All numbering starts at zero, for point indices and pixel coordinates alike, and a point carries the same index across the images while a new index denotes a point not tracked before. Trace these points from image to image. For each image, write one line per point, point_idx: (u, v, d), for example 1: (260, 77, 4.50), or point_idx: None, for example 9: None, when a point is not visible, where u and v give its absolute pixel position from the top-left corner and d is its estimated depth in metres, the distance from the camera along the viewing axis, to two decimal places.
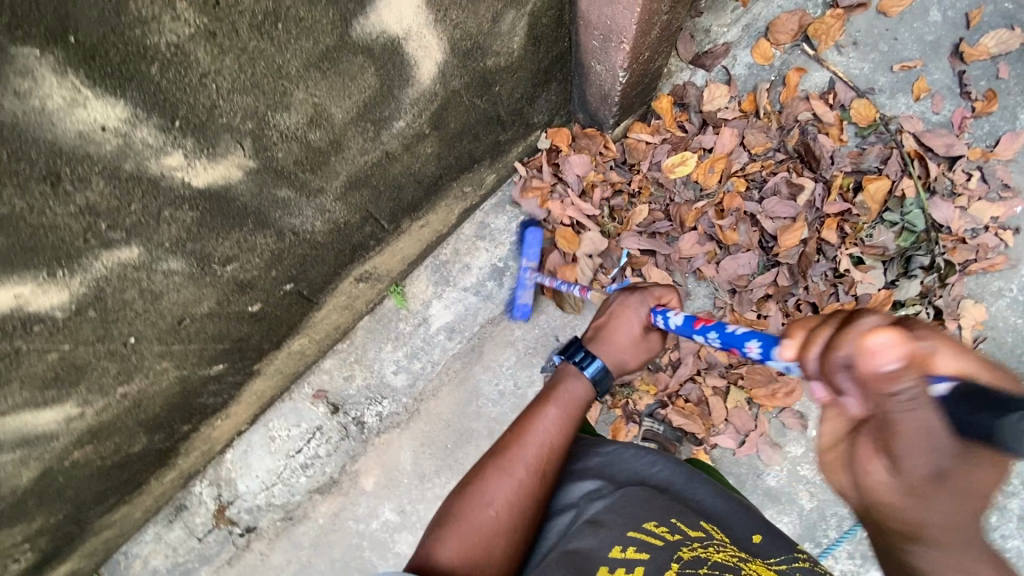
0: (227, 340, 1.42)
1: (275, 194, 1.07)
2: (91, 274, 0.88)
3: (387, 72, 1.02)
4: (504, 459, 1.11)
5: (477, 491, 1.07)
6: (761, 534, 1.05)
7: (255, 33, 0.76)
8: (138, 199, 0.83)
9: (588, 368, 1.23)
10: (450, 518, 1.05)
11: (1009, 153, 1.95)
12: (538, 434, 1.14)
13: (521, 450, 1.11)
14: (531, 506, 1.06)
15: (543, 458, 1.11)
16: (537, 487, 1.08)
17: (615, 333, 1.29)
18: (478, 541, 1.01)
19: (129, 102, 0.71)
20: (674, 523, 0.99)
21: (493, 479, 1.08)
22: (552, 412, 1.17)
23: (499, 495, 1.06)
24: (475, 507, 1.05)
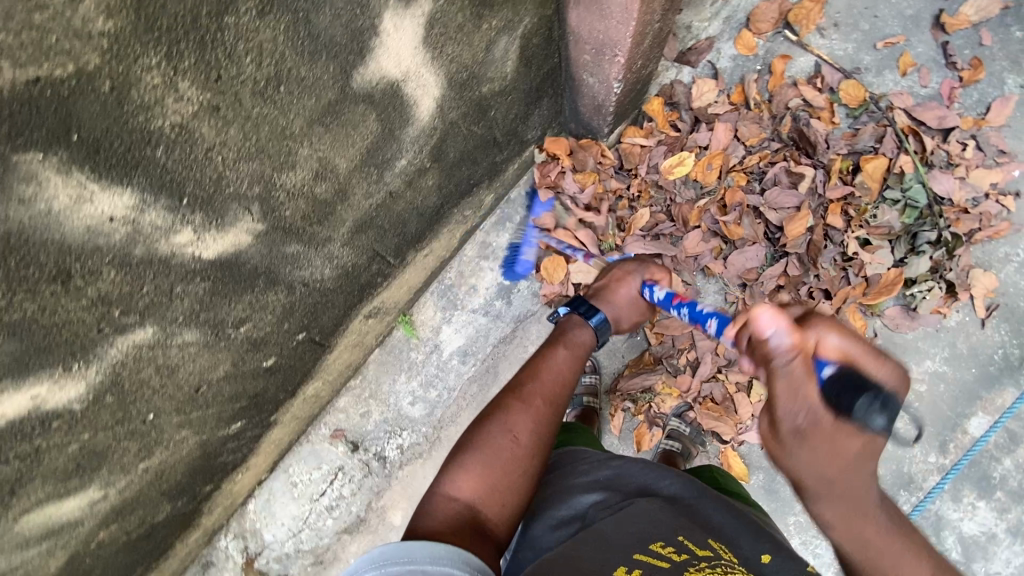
0: (244, 398, 1.37)
1: (285, 251, 1.04)
2: (107, 361, 0.84)
3: (388, 115, 0.99)
4: (518, 396, 1.13)
5: (494, 423, 1.08)
6: (772, 555, 0.93)
7: (258, 100, 0.73)
8: (150, 281, 0.79)
9: (592, 319, 1.29)
10: (470, 447, 1.05)
11: (1001, 119, 1.96)
12: (552, 370, 1.18)
13: (536, 386, 1.15)
14: (548, 435, 1.09)
15: (557, 392, 1.16)
16: (552, 419, 1.12)
17: (616, 293, 1.35)
18: (499, 469, 1.02)
19: (135, 189, 0.68)
20: (682, 541, 0.90)
21: (513, 412, 1.10)
22: (563, 351, 1.23)
23: (516, 425, 1.08)
24: (495, 435, 1.06)
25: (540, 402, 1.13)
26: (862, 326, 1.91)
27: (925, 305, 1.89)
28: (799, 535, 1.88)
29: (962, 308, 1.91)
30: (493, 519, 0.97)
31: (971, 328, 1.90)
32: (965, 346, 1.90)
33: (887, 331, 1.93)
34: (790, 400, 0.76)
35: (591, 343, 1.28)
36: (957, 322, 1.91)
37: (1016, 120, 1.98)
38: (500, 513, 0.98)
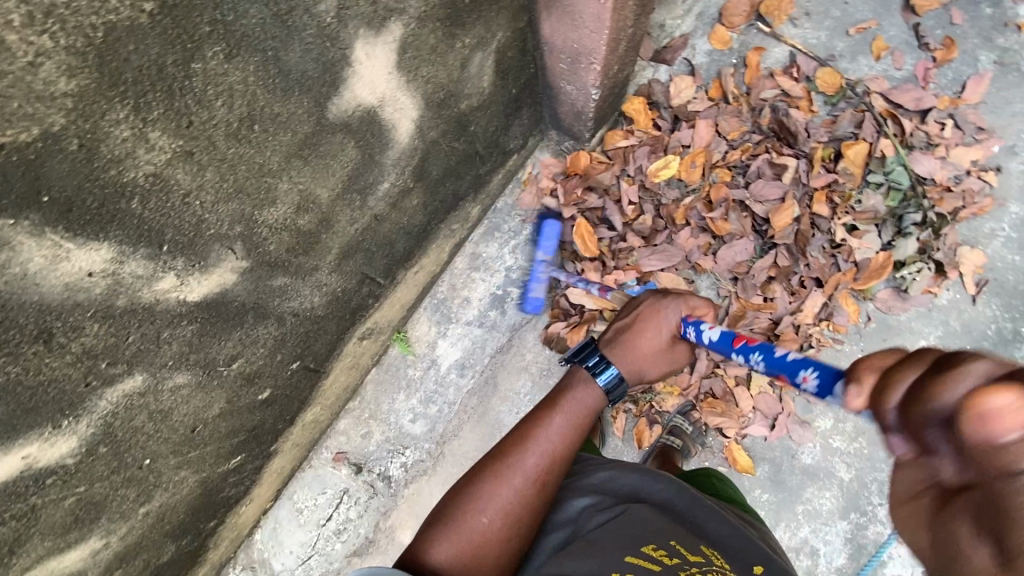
0: (241, 432, 1.36)
1: (272, 284, 1.02)
2: (97, 413, 0.83)
3: (367, 142, 0.98)
4: (500, 465, 0.98)
5: (472, 497, 0.95)
6: (764, 565, 0.91)
7: (232, 142, 0.72)
8: (136, 330, 0.78)
9: (601, 376, 1.06)
10: (443, 523, 0.94)
11: (976, 96, 1.98)
12: (542, 441, 1.00)
13: (522, 457, 0.98)
14: (528, 518, 0.95)
15: (546, 469, 0.98)
16: (536, 501, 0.96)
17: (640, 337, 1.09)
18: (471, 550, 0.91)
19: (112, 242, 0.66)
20: (674, 545, 0.88)
21: (493, 485, 0.96)
22: (559, 420, 1.02)
23: (495, 502, 0.95)
24: (471, 511, 0.94)
25: (520, 479, 0.96)
26: (855, 311, 1.91)
27: (916, 286, 1.90)
28: (808, 524, 1.88)
29: (952, 286, 1.93)
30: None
31: (962, 306, 1.92)
32: (957, 324, 1.92)
33: (881, 314, 1.93)
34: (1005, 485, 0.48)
35: (596, 405, 1.05)
36: (948, 300, 1.92)
37: (991, 97, 2.00)
38: None
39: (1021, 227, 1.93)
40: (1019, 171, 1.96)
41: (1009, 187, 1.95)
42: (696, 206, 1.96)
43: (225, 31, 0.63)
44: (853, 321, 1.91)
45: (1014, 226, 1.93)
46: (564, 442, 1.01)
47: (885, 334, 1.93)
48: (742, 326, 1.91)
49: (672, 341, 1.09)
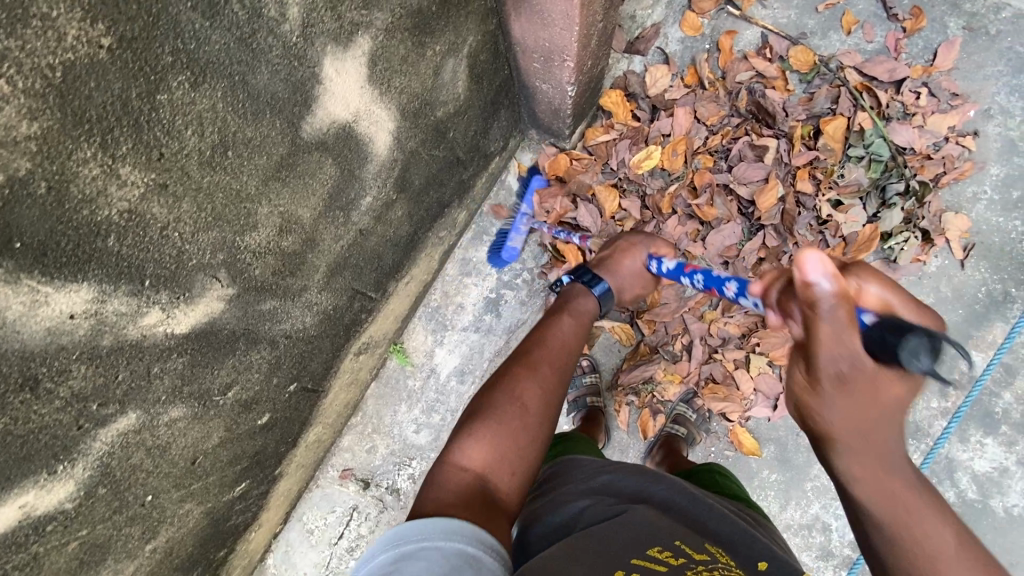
0: (244, 459, 1.34)
1: (261, 308, 1.01)
2: (93, 454, 0.82)
3: (345, 158, 0.97)
4: (526, 361, 1.08)
5: (505, 388, 1.02)
6: (769, 562, 0.90)
7: (206, 170, 0.71)
8: (124, 368, 0.77)
9: (596, 289, 1.24)
10: (479, 414, 0.98)
11: (949, 63, 1.99)
12: (558, 337, 1.14)
13: (543, 351, 1.10)
14: (555, 402, 1.04)
15: (564, 360, 1.11)
16: (560, 385, 1.07)
17: (621, 263, 1.29)
18: (510, 433, 0.95)
19: (92, 282, 0.65)
20: (679, 545, 0.87)
21: (522, 376, 1.04)
22: (569, 321, 1.18)
23: (527, 389, 1.02)
24: (505, 400, 1.00)
25: (547, 369, 1.07)
26: None
27: (905, 256, 1.91)
28: (818, 500, 1.89)
29: (939, 252, 1.94)
30: (500, 493, 0.89)
31: (951, 271, 1.93)
32: (948, 289, 1.93)
33: None
34: (834, 346, 0.69)
35: (594, 313, 1.23)
36: (937, 267, 1.94)
37: (963, 62, 2.01)
38: (509, 483, 0.91)
39: (1002, 189, 1.95)
40: (996, 133, 1.97)
41: (987, 150, 1.97)
42: (682, 193, 1.97)
43: (189, 60, 0.62)
44: None
45: (996, 188, 1.95)
46: (576, 340, 1.16)
47: None
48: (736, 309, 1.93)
49: (644, 268, 1.31)
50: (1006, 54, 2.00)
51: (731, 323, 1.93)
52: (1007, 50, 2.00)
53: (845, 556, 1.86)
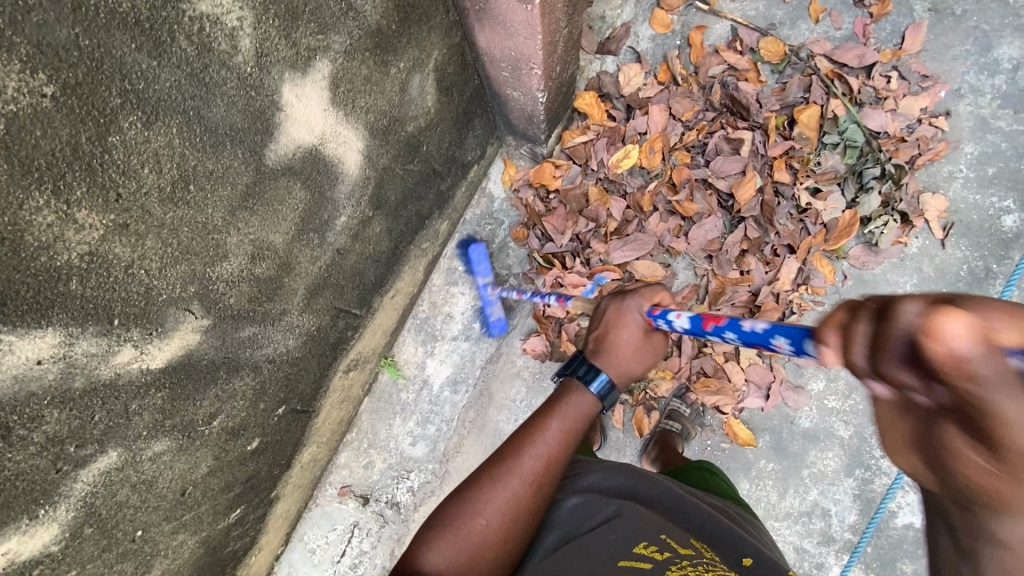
0: (236, 485, 1.34)
1: (240, 335, 1.01)
2: (76, 495, 0.81)
3: (315, 181, 0.97)
4: (497, 468, 0.95)
5: (469, 497, 0.92)
6: (754, 558, 0.92)
7: (168, 206, 0.71)
8: (101, 407, 0.77)
9: (593, 384, 1.01)
10: (440, 526, 0.91)
11: (917, 45, 2.01)
12: (535, 445, 0.96)
13: (518, 461, 0.95)
14: (524, 521, 0.92)
15: (544, 473, 0.95)
16: (533, 502, 0.93)
17: (616, 343, 1.04)
18: (467, 551, 0.88)
19: (57, 326, 0.65)
20: (664, 540, 0.90)
21: (491, 488, 0.92)
22: (556, 424, 0.98)
23: (493, 503, 0.91)
24: (467, 512, 0.91)
25: (518, 483, 0.93)
26: (831, 271, 1.93)
27: (885, 239, 1.93)
28: (816, 486, 1.90)
29: (920, 233, 1.96)
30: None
31: (932, 251, 1.95)
32: (930, 269, 1.95)
33: (855, 270, 1.96)
34: None
35: (591, 411, 1.01)
36: (918, 248, 1.96)
37: (930, 44, 2.03)
38: None
39: (978, 167, 1.97)
40: (968, 112, 1.99)
41: (960, 129, 1.99)
42: (662, 190, 1.97)
43: (138, 100, 0.62)
44: (830, 281, 1.93)
45: (971, 166, 1.97)
46: (565, 448, 0.97)
47: (862, 289, 1.96)
48: (723, 302, 1.93)
49: (647, 333, 1.05)
50: (972, 34, 2.02)
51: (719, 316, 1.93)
52: (973, 30, 2.02)
53: (847, 540, 1.87)
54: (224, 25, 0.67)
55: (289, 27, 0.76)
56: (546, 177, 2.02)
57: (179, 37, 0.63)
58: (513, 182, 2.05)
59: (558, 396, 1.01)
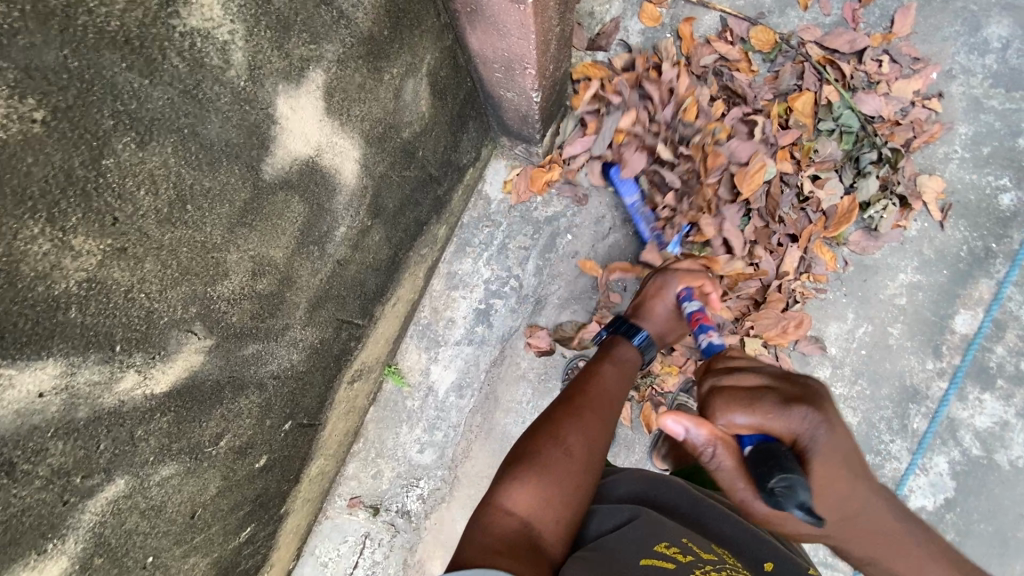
0: (246, 504, 1.32)
1: (244, 353, 0.99)
2: (84, 526, 0.79)
3: (312, 193, 0.96)
4: (573, 405, 1.04)
5: (553, 431, 0.98)
6: (774, 562, 0.92)
7: (166, 227, 0.69)
8: (105, 435, 0.75)
9: (635, 338, 1.27)
10: (525, 460, 0.94)
11: (907, 28, 2.01)
12: (600, 385, 1.10)
13: (588, 399, 1.06)
14: (602, 451, 0.99)
15: (611, 407, 1.07)
16: (606, 436, 1.02)
17: (654, 311, 1.31)
18: (559, 479, 0.92)
19: (58, 356, 0.63)
20: (686, 544, 0.89)
21: (569, 423, 1.00)
22: (608, 368, 1.17)
23: (577, 435, 0.98)
24: (553, 444, 0.96)
25: (594, 414, 1.03)
26: (831, 258, 1.94)
27: (885, 223, 1.92)
28: None
29: (918, 216, 1.96)
30: (545, 545, 0.85)
31: (932, 233, 1.95)
32: (930, 251, 1.95)
33: (856, 256, 1.96)
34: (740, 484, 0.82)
35: (637, 361, 1.24)
36: (917, 231, 1.95)
37: (920, 26, 2.03)
38: (556, 531, 0.88)
39: (973, 147, 1.97)
40: (960, 93, 1.99)
41: (954, 110, 1.99)
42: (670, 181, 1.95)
43: (131, 120, 0.60)
44: (830, 268, 1.94)
45: (966, 146, 1.97)
46: (622, 390, 1.13)
47: (864, 274, 1.96)
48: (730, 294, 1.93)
49: (677, 310, 1.30)
50: (961, 14, 2.02)
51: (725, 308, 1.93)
52: (962, 10, 2.02)
53: None
54: (216, 40, 0.65)
55: (281, 38, 0.74)
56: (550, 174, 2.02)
57: (170, 54, 0.61)
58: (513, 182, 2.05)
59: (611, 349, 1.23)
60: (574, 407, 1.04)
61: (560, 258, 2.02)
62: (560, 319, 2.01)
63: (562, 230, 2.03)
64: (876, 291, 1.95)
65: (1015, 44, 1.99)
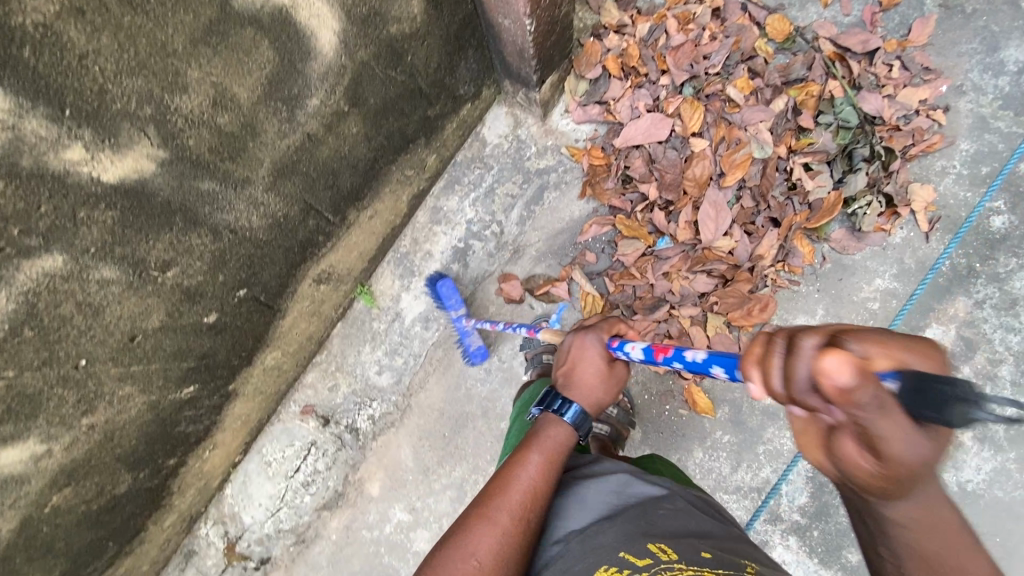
0: (192, 357, 1.40)
1: (198, 186, 1.08)
2: (18, 286, 0.91)
3: (283, 44, 1.05)
4: (485, 508, 1.04)
5: (461, 542, 0.99)
6: (713, 550, 0.94)
7: (126, 9, 0.82)
8: (47, 199, 0.88)
9: (567, 414, 1.18)
10: (431, 573, 0.98)
11: (923, 38, 2.00)
12: (522, 476, 1.08)
13: (505, 497, 1.04)
14: (515, 554, 0.99)
15: (529, 503, 1.04)
16: (520, 538, 1.01)
17: (583, 377, 1.23)
18: None
19: (7, 89, 0.77)
20: (623, 556, 0.92)
21: (476, 528, 1.00)
22: (537, 456, 1.11)
23: (484, 545, 0.99)
24: (458, 560, 0.98)
25: (506, 520, 1.01)
26: (809, 252, 1.93)
27: (867, 223, 1.92)
28: (770, 464, 1.93)
29: (905, 224, 1.95)
30: None
31: (915, 243, 1.94)
32: (911, 261, 1.94)
33: (835, 254, 1.96)
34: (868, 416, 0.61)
35: (568, 439, 1.16)
36: (902, 239, 1.95)
37: (938, 39, 2.02)
38: None
39: (972, 164, 1.96)
40: (968, 110, 1.98)
41: (959, 125, 1.97)
42: (670, 156, 1.97)
43: None
44: (807, 261, 1.93)
45: (964, 163, 1.96)
46: (550, 481, 1.09)
47: (840, 273, 1.96)
48: (702, 268, 1.94)
49: (609, 364, 1.24)
50: (982, 33, 2.01)
51: (694, 282, 1.94)
52: (983, 29, 2.01)
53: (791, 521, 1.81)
54: None
55: None
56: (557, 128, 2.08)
57: None
58: (513, 130, 2.09)
59: (539, 429, 1.17)
60: (485, 515, 1.03)
61: (544, 210, 2.08)
62: (534, 271, 2.06)
63: (550, 184, 2.07)
64: (850, 292, 1.94)
65: None
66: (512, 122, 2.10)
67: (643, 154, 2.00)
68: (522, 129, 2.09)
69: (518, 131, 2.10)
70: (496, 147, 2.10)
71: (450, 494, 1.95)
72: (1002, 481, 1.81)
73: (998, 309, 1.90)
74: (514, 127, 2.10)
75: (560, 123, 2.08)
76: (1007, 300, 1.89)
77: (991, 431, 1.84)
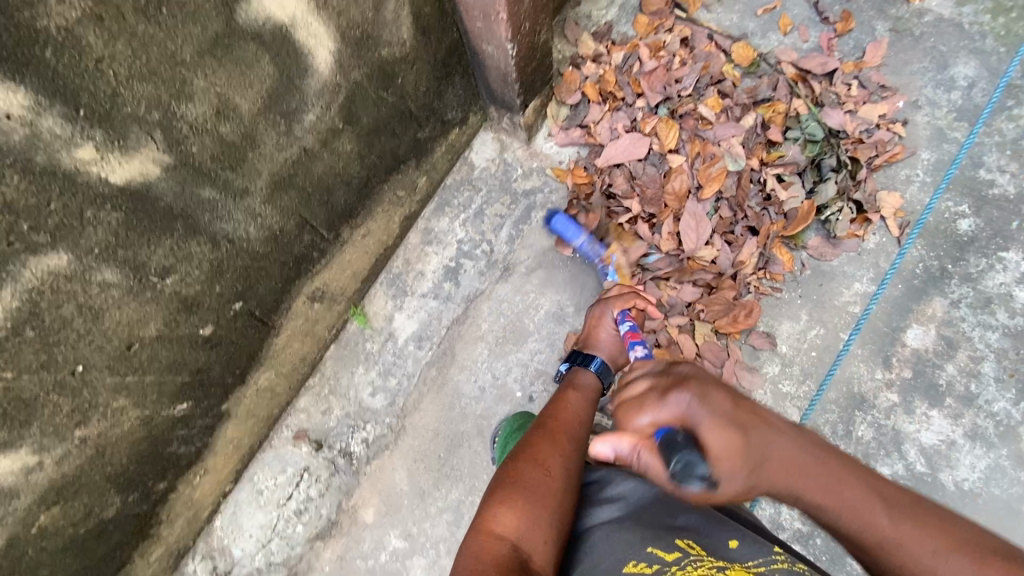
0: (185, 371, 1.41)
1: (199, 194, 1.16)
2: (23, 281, 0.96)
3: (282, 60, 1.17)
4: (545, 431, 1.08)
5: (530, 454, 1.02)
6: (738, 539, 0.91)
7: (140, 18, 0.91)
8: (57, 196, 0.94)
9: (593, 364, 1.31)
10: (506, 484, 0.97)
11: (877, 59, 2.16)
12: (570, 407, 1.17)
13: (559, 422, 1.11)
14: (579, 466, 1.03)
15: (580, 426, 1.12)
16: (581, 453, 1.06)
17: (597, 339, 1.40)
18: (545, 499, 0.94)
19: (29, 89, 0.85)
20: (651, 552, 0.88)
21: (542, 442, 1.04)
22: (577, 394, 1.23)
23: (554, 455, 1.02)
24: (533, 469, 0.99)
25: (567, 438, 1.07)
26: (789, 259, 2.00)
27: (840, 229, 2.00)
28: None
29: (877, 230, 2.03)
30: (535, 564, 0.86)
31: (889, 248, 2.00)
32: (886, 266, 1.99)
33: (814, 261, 2.01)
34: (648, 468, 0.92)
35: (597, 385, 1.28)
36: (875, 244, 2.01)
37: (891, 60, 2.18)
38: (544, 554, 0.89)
39: (934, 172, 2.06)
40: (925, 122, 2.11)
41: (918, 136, 2.10)
42: (649, 171, 2.08)
43: None
44: (788, 267, 2.00)
45: (926, 171, 2.06)
46: (590, 410, 1.19)
47: (820, 279, 2.00)
48: (687, 278, 1.99)
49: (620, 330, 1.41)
50: (930, 53, 2.17)
51: (681, 290, 1.98)
52: (932, 49, 2.18)
53: (795, 530, 1.76)
54: None
55: None
56: (542, 150, 2.18)
57: None
58: (501, 153, 2.19)
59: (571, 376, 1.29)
60: (546, 434, 1.08)
61: (532, 228, 2.11)
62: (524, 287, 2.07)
63: (537, 204, 2.13)
64: (831, 297, 1.98)
65: (980, 84, 2.12)
66: (500, 146, 2.20)
67: (625, 171, 2.10)
68: (509, 152, 2.19)
69: (505, 154, 2.19)
70: (484, 170, 2.18)
71: (445, 518, 1.86)
72: (996, 478, 1.80)
73: (974, 308, 1.94)
74: (501, 150, 2.19)
75: (545, 146, 2.18)
76: (981, 299, 1.94)
77: (981, 428, 1.84)
